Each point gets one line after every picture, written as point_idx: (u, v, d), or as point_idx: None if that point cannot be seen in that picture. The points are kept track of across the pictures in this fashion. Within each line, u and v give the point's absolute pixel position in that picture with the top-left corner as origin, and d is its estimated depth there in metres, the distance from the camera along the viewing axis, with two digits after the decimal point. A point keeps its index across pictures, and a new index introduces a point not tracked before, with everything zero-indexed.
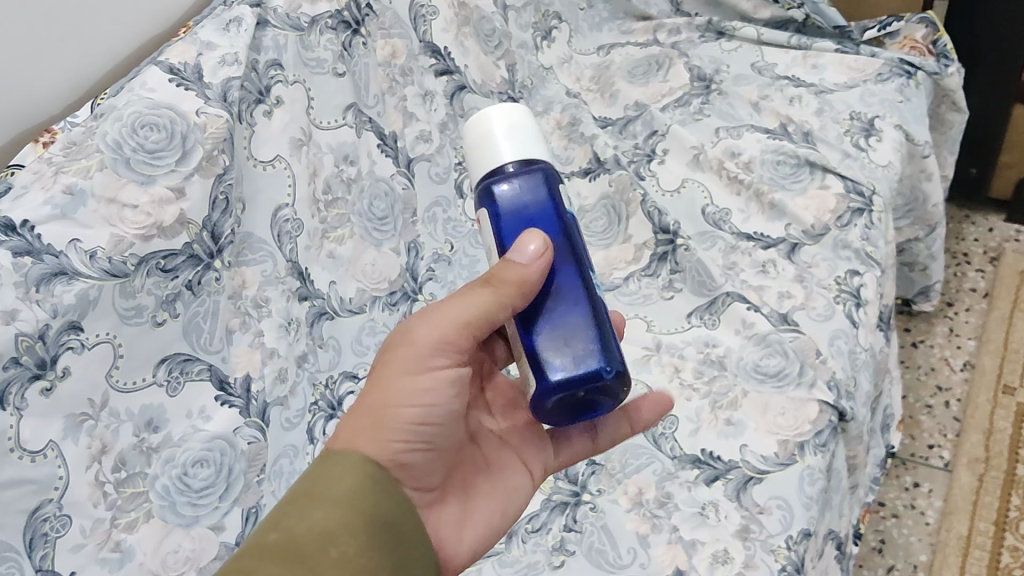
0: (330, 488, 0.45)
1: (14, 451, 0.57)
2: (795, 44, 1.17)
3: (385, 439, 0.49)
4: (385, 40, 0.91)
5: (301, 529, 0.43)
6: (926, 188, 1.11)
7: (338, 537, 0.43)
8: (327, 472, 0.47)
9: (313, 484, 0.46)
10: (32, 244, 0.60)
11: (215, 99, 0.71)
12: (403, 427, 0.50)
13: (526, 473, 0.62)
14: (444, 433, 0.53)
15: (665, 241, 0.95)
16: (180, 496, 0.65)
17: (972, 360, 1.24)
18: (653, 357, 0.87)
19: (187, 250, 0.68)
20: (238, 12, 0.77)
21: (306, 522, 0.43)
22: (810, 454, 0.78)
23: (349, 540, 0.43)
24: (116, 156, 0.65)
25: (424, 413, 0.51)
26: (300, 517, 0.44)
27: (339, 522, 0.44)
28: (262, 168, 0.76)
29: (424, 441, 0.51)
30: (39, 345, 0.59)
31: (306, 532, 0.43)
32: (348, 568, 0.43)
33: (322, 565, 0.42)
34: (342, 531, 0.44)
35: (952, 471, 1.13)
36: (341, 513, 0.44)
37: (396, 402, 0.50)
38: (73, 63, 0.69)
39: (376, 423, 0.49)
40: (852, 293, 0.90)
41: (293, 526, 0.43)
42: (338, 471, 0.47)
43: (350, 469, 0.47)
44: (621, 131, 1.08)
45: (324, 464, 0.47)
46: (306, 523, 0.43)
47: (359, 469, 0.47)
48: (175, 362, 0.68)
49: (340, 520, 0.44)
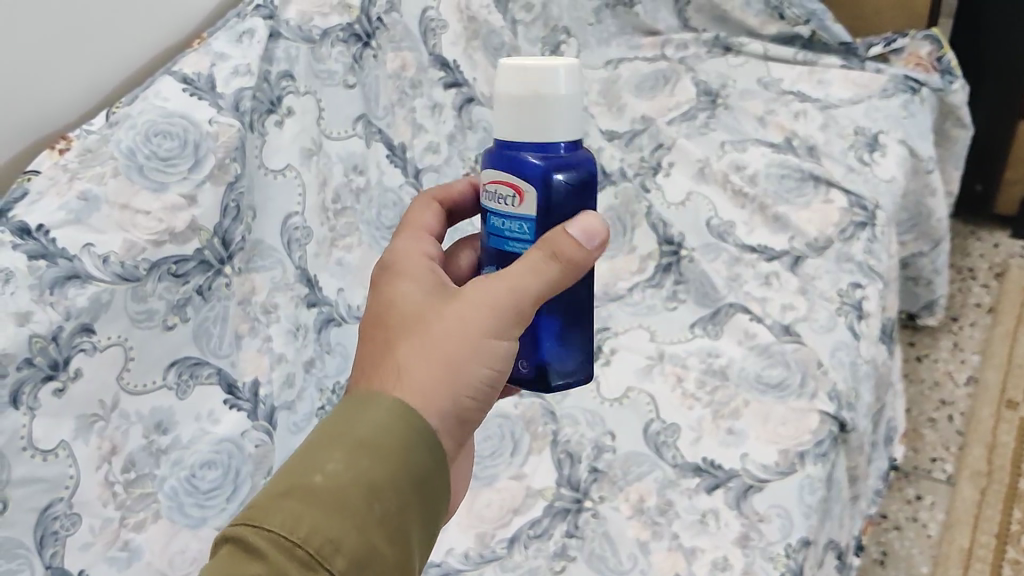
0: (372, 432, 0.42)
1: (26, 450, 0.58)
2: (801, 59, 1.19)
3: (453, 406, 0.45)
4: (395, 53, 0.93)
5: (347, 477, 0.40)
6: (931, 204, 1.12)
7: (382, 491, 0.40)
8: (368, 411, 0.42)
9: (349, 422, 0.42)
10: (46, 247, 0.61)
11: (228, 109, 0.73)
12: (473, 386, 0.46)
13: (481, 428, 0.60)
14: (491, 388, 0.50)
15: (670, 252, 0.97)
16: (188, 497, 0.67)
17: (976, 375, 1.25)
18: (656, 366, 0.88)
19: (198, 256, 0.69)
20: (252, 23, 0.78)
21: (351, 470, 0.40)
22: (811, 463, 0.79)
23: (393, 497, 0.40)
24: (129, 163, 0.66)
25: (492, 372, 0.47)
26: (347, 463, 0.40)
27: (383, 474, 0.40)
28: (273, 176, 0.77)
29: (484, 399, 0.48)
30: (52, 346, 0.60)
31: (351, 482, 0.40)
32: (388, 527, 0.40)
33: (367, 522, 0.39)
34: (387, 484, 0.40)
35: (954, 484, 1.13)
36: (385, 463, 0.41)
37: (469, 357, 0.46)
38: (89, 72, 0.71)
39: (453, 387, 0.45)
40: (855, 306, 0.91)
41: (339, 473, 0.40)
42: (380, 412, 0.42)
43: (398, 418, 0.42)
44: (627, 144, 1.09)
45: (380, 409, 0.42)
46: (351, 472, 0.40)
47: (409, 421, 0.43)
48: (185, 365, 0.69)
49: (384, 473, 0.41)
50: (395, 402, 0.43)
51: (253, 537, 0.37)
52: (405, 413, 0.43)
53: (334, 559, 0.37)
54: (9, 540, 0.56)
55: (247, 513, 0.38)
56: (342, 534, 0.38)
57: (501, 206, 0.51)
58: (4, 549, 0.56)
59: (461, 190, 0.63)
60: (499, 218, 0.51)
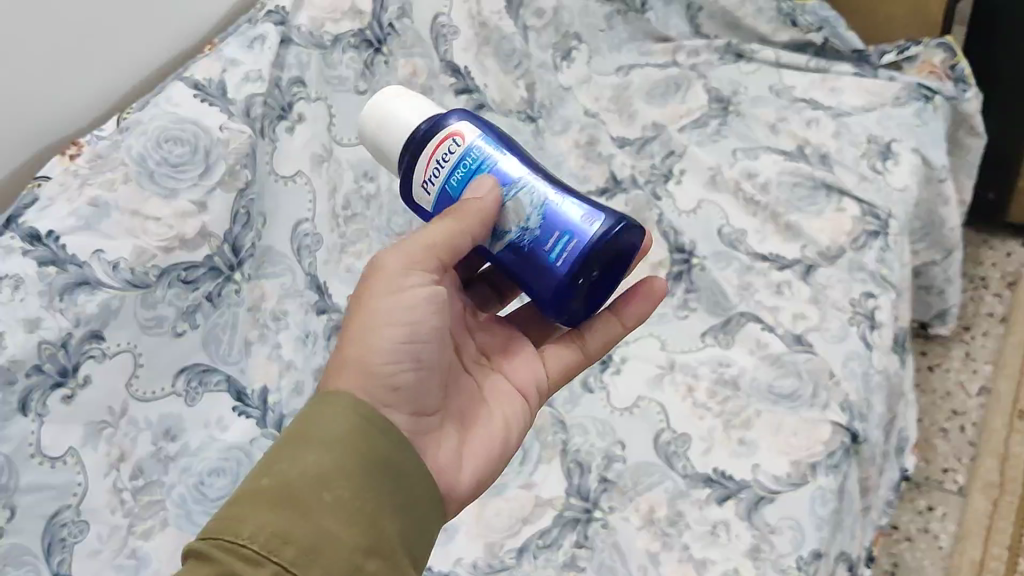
0: (320, 430, 0.46)
1: (34, 458, 0.58)
2: (814, 66, 1.18)
3: (368, 375, 0.51)
4: (407, 59, 0.92)
5: (293, 475, 0.44)
6: (943, 213, 1.11)
7: (333, 483, 0.44)
8: (317, 411, 0.47)
9: (303, 423, 0.47)
10: (56, 253, 0.61)
11: (238, 115, 0.73)
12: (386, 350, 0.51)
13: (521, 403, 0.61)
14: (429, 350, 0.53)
15: (681, 261, 0.96)
16: (196, 505, 0.66)
17: (988, 385, 1.24)
18: (667, 376, 0.87)
19: (208, 262, 0.69)
20: (263, 29, 0.79)
21: (297, 467, 0.44)
22: (823, 475, 0.78)
23: (344, 483, 0.44)
24: (140, 169, 0.66)
25: (403, 333, 0.52)
26: (294, 461, 0.45)
27: (331, 467, 0.44)
28: (283, 182, 0.77)
29: (412, 362, 0.52)
30: (61, 352, 0.60)
31: (298, 477, 0.44)
32: (344, 514, 0.43)
33: (319, 511, 0.43)
34: (335, 474, 0.44)
35: (966, 495, 1.13)
36: (334, 457, 0.45)
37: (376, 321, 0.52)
38: (101, 77, 0.71)
39: (361, 363, 0.51)
40: (867, 316, 0.90)
41: (286, 471, 0.44)
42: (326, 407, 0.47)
43: (342, 410, 0.47)
44: (638, 151, 1.08)
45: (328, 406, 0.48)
46: (298, 470, 0.44)
47: (352, 409, 0.47)
48: (194, 372, 0.69)
49: (331, 465, 0.44)
50: (335, 394, 0.48)
51: (206, 542, 0.41)
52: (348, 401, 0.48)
53: (283, 550, 0.40)
54: (17, 548, 0.56)
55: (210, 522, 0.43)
56: (290, 527, 0.41)
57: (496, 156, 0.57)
58: (11, 557, 0.56)
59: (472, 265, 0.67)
60: (454, 178, 0.58)
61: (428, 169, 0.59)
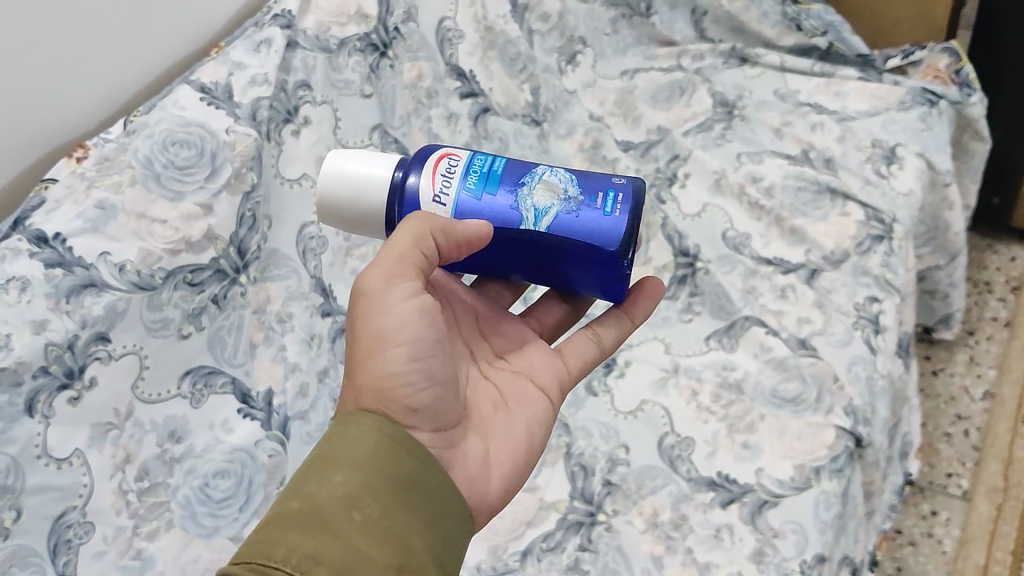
0: (348, 452, 0.45)
1: (40, 459, 0.58)
2: (818, 70, 1.18)
3: (387, 399, 0.49)
4: (412, 62, 0.92)
5: (321, 496, 0.43)
6: (948, 217, 1.11)
7: (361, 502, 0.43)
8: (341, 434, 0.47)
9: (328, 445, 0.46)
10: (63, 255, 0.61)
11: (245, 118, 0.73)
12: (398, 375, 0.49)
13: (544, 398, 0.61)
14: (439, 362, 0.51)
15: (685, 264, 0.97)
16: (201, 506, 0.67)
17: (992, 390, 1.24)
18: (671, 379, 0.87)
19: (214, 265, 0.70)
20: (269, 33, 0.79)
21: (325, 489, 0.44)
22: (826, 479, 0.78)
23: (373, 503, 0.44)
24: (146, 172, 0.66)
25: (413, 353, 0.50)
26: (322, 482, 0.44)
27: (359, 486, 0.44)
28: (289, 186, 0.78)
29: (429, 382, 0.50)
30: (67, 354, 0.60)
31: (326, 499, 0.43)
32: (374, 533, 0.43)
33: (349, 532, 0.42)
34: (363, 496, 0.44)
35: (970, 500, 1.13)
36: (362, 476, 0.45)
37: (380, 347, 0.49)
38: (110, 81, 0.71)
39: (378, 389, 0.49)
40: (871, 320, 0.90)
41: (314, 493, 0.43)
42: (353, 432, 0.47)
43: (367, 431, 0.47)
44: (643, 154, 1.09)
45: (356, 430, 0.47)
46: (326, 490, 0.43)
47: (375, 430, 0.47)
48: (200, 374, 0.69)
49: (360, 486, 0.44)
50: (359, 419, 0.47)
51: (237, 567, 0.40)
52: (377, 427, 0.47)
53: (316, 571, 0.40)
54: (22, 549, 0.56)
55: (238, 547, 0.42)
56: (322, 548, 0.41)
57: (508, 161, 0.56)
58: (16, 558, 0.56)
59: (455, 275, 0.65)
60: (469, 185, 0.54)
61: (436, 182, 0.54)
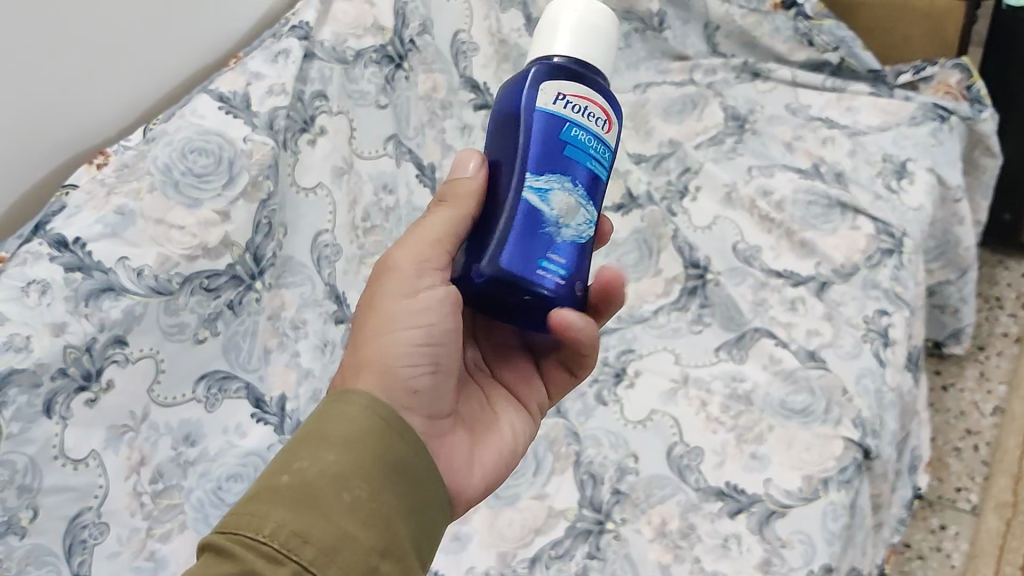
0: (339, 430, 0.46)
1: (57, 459, 0.59)
2: (830, 85, 1.19)
3: (388, 374, 0.50)
4: (427, 74, 0.94)
5: (313, 473, 0.43)
6: (959, 232, 1.12)
7: (351, 482, 0.44)
8: (335, 410, 0.47)
9: (319, 421, 0.46)
10: (82, 260, 0.62)
11: (262, 127, 0.74)
12: (406, 355, 0.50)
13: (523, 412, 0.62)
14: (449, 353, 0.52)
15: (696, 276, 0.98)
16: (214, 509, 0.68)
17: (1002, 405, 1.24)
18: (680, 390, 0.88)
19: (230, 271, 0.71)
20: (287, 43, 0.80)
21: (317, 465, 0.44)
22: (834, 490, 0.79)
23: (362, 484, 0.44)
24: (165, 179, 0.68)
25: (426, 336, 0.51)
26: (313, 459, 0.44)
27: (350, 467, 0.44)
28: (306, 194, 0.79)
29: (431, 365, 0.51)
30: (85, 357, 0.61)
31: (317, 476, 0.43)
32: (362, 516, 0.43)
33: (338, 511, 0.42)
34: (354, 476, 0.44)
35: (979, 515, 1.13)
36: (353, 456, 0.45)
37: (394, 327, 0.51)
38: (130, 89, 0.73)
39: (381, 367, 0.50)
40: (880, 333, 0.91)
41: (305, 470, 0.43)
42: (347, 409, 0.47)
43: (363, 410, 0.47)
44: (654, 168, 1.10)
45: (348, 405, 0.47)
46: (317, 468, 0.43)
47: (371, 409, 0.47)
48: (214, 378, 0.70)
49: (350, 467, 0.44)
50: (353, 395, 0.47)
51: (226, 540, 0.40)
52: (371, 404, 0.47)
53: (303, 550, 0.40)
54: (38, 548, 0.57)
55: (223, 519, 0.42)
56: (311, 527, 0.41)
57: (592, 122, 0.52)
58: (32, 556, 0.57)
59: None
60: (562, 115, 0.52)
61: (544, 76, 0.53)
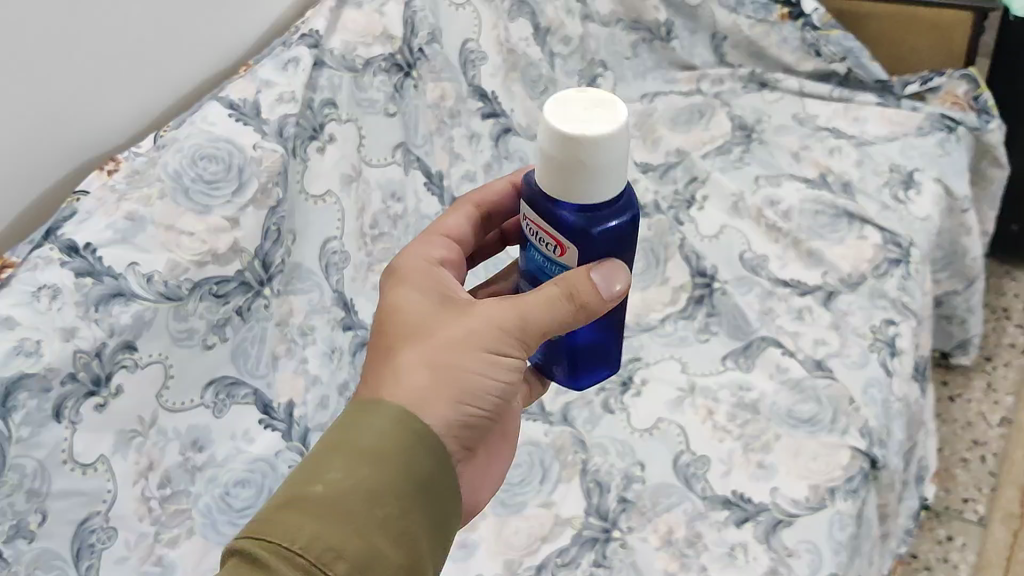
0: (371, 442, 0.45)
1: (67, 464, 0.59)
2: (837, 96, 1.19)
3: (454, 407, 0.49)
4: (435, 83, 0.93)
5: (346, 487, 0.43)
6: (966, 242, 1.11)
7: (382, 498, 0.43)
8: (364, 423, 0.46)
9: (348, 432, 0.45)
10: (93, 264, 0.62)
11: (272, 135, 0.75)
12: (473, 397, 0.49)
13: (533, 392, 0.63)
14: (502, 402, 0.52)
15: (702, 284, 0.98)
16: (222, 515, 0.68)
17: (1009, 417, 1.24)
18: (687, 399, 0.88)
19: (239, 277, 0.71)
20: (297, 51, 0.80)
21: (348, 478, 0.43)
22: (841, 499, 0.79)
23: (393, 500, 0.44)
24: (176, 185, 0.68)
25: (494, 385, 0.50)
26: (345, 472, 0.43)
27: (382, 480, 0.44)
28: (313, 201, 0.79)
29: (487, 412, 0.51)
30: (95, 362, 0.61)
31: (349, 490, 0.43)
32: (391, 530, 0.43)
33: (369, 527, 0.42)
34: (384, 491, 0.44)
35: (986, 526, 1.13)
36: (385, 470, 0.44)
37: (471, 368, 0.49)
38: (141, 95, 0.73)
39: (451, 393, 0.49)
40: (887, 343, 0.91)
41: (337, 483, 0.43)
42: (381, 422, 0.46)
43: (396, 424, 0.46)
44: (661, 177, 1.10)
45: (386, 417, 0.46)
46: (352, 480, 0.43)
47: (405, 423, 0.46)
48: (222, 385, 0.70)
49: (382, 481, 0.44)
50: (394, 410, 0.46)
51: (258, 551, 0.40)
52: (404, 418, 0.46)
53: (335, 565, 0.40)
54: (47, 552, 0.58)
55: (255, 528, 0.41)
56: (343, 539, 0.41)
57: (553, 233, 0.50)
58: (41, 561, 0.57)
59: (456, 223, 0.60)
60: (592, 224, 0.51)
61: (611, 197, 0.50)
